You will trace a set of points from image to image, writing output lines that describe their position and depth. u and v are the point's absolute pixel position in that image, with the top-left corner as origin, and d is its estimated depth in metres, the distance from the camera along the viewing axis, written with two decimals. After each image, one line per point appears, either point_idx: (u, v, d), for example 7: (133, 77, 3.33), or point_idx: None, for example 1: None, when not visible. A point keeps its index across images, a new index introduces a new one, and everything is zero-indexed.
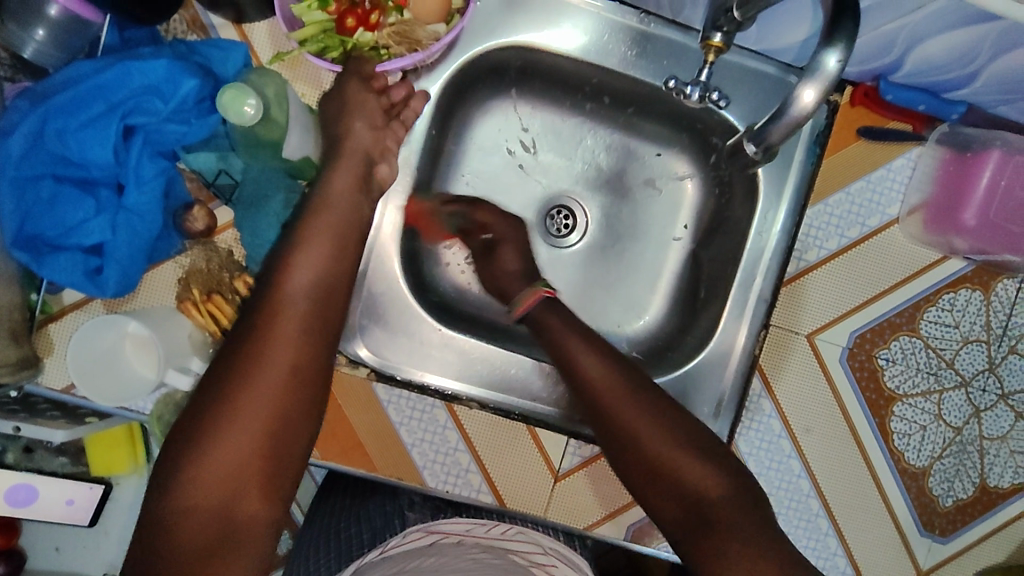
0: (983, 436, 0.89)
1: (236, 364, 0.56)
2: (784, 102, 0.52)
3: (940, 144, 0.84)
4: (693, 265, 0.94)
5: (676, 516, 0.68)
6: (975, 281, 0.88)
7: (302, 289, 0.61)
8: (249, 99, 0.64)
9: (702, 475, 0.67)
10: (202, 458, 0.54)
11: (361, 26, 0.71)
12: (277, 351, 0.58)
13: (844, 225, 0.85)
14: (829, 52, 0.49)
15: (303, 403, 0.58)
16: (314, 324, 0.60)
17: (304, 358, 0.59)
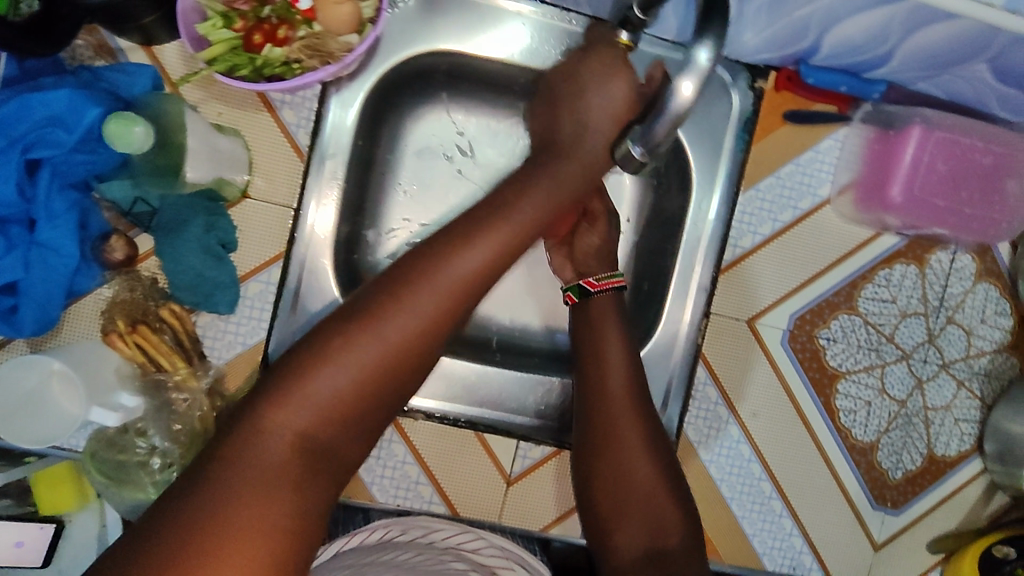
0: (927, 407, 0.91)
1: (357, 347, 0.51)
2: (664, 99, 0.52)
3: (865, 123, 0.85)
4: (639, 255, 0.90)
5: (623, 548, 0.68)
6: (909, 256, 0.89)
7: (475, 270, 0.56)
8: (139, 125, 0.60)
9: (660, 502, 0.68)
10: (270, 421, 0.48)
11: (269, 41, 0.68)
12: (395, 339, 0.52)
13: (775, 209, 0.87)
14: (700, 47, 0.50)
15: (388, 400, 0.53)
16: (453, 313, 0.55)
17: (420, 349, 0.53)
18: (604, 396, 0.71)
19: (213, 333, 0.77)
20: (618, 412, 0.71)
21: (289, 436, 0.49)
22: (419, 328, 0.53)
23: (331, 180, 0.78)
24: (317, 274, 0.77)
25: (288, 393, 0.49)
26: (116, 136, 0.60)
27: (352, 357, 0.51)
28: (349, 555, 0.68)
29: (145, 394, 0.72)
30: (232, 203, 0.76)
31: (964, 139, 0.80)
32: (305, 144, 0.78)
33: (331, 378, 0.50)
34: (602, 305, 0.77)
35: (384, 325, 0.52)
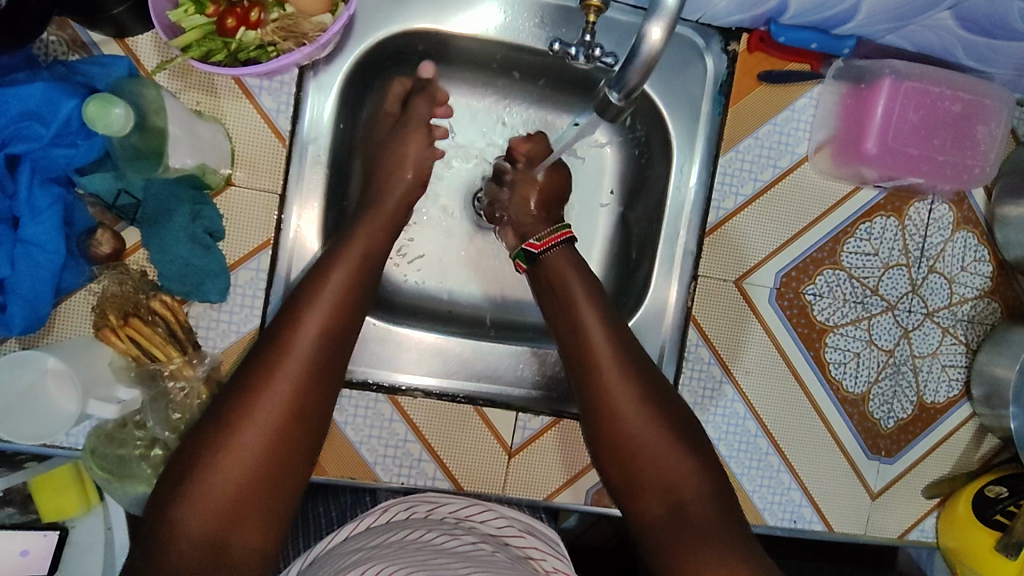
0: (914, 355, 0.93)
1: (227, 449, 0.61)
2: (632, 46, 0.50)
3: (838, 79, 0.86)
4: (623, 226, 0.94)
5: (645, 509, 0.69)
6: (888, 208, 0.91)
7: (317, 361, 0.66)
8: (118, 107, 0.60)
9: (668, 460, 0.69)
10: (196, 499, 0.59)
11: (242, 25, 0.68)
12: (260, 439, 0.62)
13: (756, 169, 0.88)
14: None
15: (274, 488, 0.63)
16: (307, 402, 0.65)
17: (286, 439, 0.64)
18: (594, 362, 0.73)
19: (206, 322, 0.76)
20: (608, 383, 0.72)
21: (210, 510, 0.60)
22: (277, 423, 0.63)
23: (314, 166, 0.79)
24: (308, 260, 0.79)
25: (201, 476, 0.60)
26: (96, 119, 0.59)
27: (228, 461, 0.61)
28: (363, 535, 0.69)
29: (141, 386, 0.73)
30: (218, 190, 0.76)
31: (933, 89, 0.82)
32: (286, 129, 0.78)
33: (211, 482, 0.60)
34: (558, 258, 0.80)
35: (247, 431, 0.62)
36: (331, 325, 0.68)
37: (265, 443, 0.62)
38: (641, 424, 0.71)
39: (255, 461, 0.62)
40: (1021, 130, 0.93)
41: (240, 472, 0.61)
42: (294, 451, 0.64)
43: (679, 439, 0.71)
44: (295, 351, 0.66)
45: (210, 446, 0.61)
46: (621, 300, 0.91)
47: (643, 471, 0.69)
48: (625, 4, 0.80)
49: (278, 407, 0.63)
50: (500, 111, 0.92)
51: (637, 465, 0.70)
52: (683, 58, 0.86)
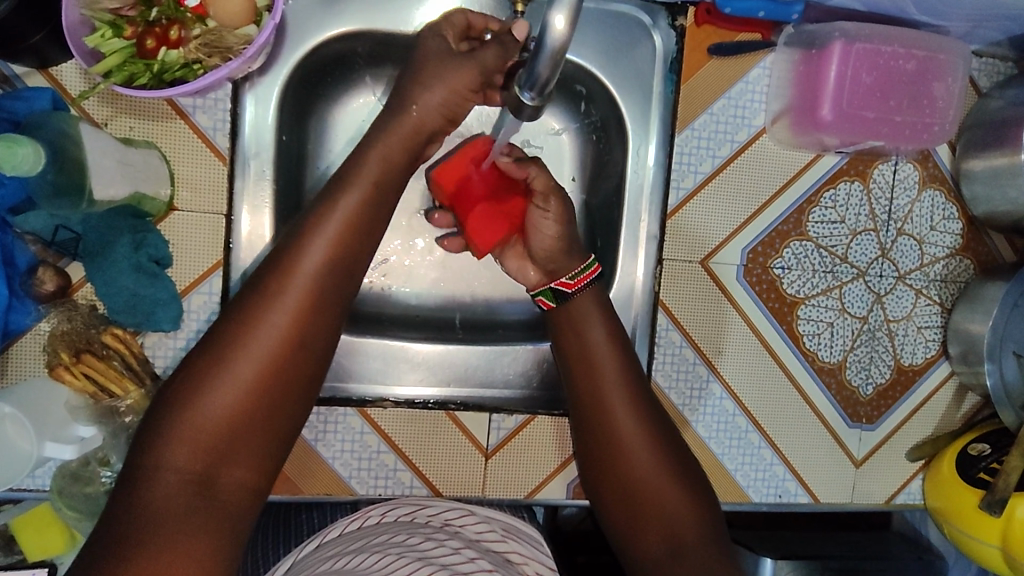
0: (889, 319, 0.92)
1: (222, 373, 0.52)
2: (540, 36, 0.47)
3: (790, 46, 0.84)
4: (585, 214, 0.91)
5: (643, 550, 0.64)
6: (852, 173, 0.89)
7: (327, 283, 0.56)
8: (25, 146, 0.58)
9: (669, 499, 0.64)
10: (185, 425, 0.51)
11: (163, 45, 0.66)
12: (256, 365, 0.53)
13: (713, 146, 0.86)
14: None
15: (271, 420, 0.54)
16: (310, 326, 0.55)
17: (287, 367, 0.54)
18: (593, 390, 0.69)
19: (162, 352, 0.75)
20: (618, 417, 0.67)
21: (198, 439, 0.51)
22: (275, 347, 0.54)
23: (259, 182, 0.76)
24: (262, 247, 0.77)
25: (193, 398, 0.51)
26: (4, 162, 0.58)
27: (220, 387, 0.52)
28: (344, 538, 0.68)
29: (99, 422, 0.70)
30: (161, 217, 0.74)
31: (885, 48, 0.80)
32: (225, 147, 0.76)
33: (201, 410, 0.51)
34: (581, 303, 0.73)
35: (244, 352, 0.53)
36: (342, 246, 0.57)
37: (263, 370, 0.53)
38: (649, 465, 0.65)
39: (250, 390, 0.52)
40: (982, 82, 0.91)
41: (232, 401, 0.52)
42: (298, 384, 0.55)
43: (684, 480, 0.66)
44: (302, 270, 0.55)
45: (203, 370, 0.53)
46: None
47: (644, 512, 0.64)
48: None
49: (278, 329, 0.54)
50: None
51: (640, 499, 0.65)
52: (631, 38, 0.83)
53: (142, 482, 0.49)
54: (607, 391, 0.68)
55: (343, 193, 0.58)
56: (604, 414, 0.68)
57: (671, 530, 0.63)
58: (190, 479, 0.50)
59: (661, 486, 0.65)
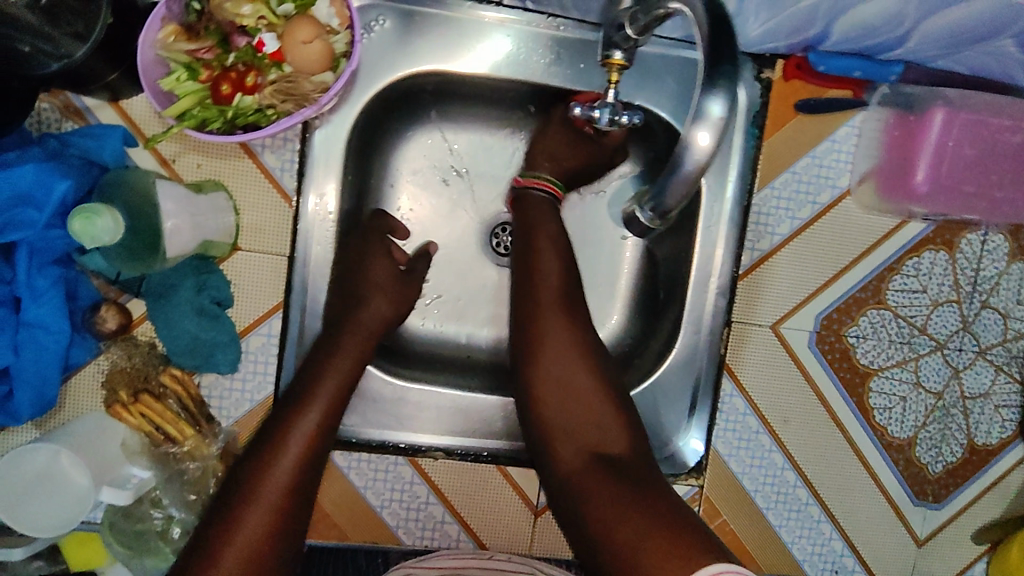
0: (965, 396, 0.87)
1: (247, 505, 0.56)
2: (677, 156, 0.47)
3: (882, 107, 0.79)
4: (649, 262, 0.90)
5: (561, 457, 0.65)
6: (939, 241, 0.84)
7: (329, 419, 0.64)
8: (103, 216, 0.56)
9: (600, 418, 0.66)
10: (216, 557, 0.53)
11: (238, 90, 0.64)
12: (279, 492, 0.58)
13: (794, 206, 0.82)
14: (711, 98, 0.45)
15: (290, 546, 0.57)
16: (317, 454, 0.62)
17: (302, 492, 0.59)
18: (535, 311, 0.70)
19: (219, 392, 0.74)
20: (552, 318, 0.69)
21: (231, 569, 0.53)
22: (294, 471, 0.59)
23: (325, 218, 0.74)
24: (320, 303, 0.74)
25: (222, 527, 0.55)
26: (84, 235, 0.56)
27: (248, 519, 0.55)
28: None
29: (156, 467, 0.71)
30: (223, 257, 0.73)
31: (992, 119, 0.75)
32: (291, 188, 0.74)
33: (231, 544, 0.54)
34: (535, 207, 0.76)
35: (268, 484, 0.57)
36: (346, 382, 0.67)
37: (284, 496, 0.58)
38: (580, 384, 0.67)
39: (274, 520, 0.56)
40: None
41: (258, 532, 0.55)
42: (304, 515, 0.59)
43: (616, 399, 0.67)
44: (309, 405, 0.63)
45: (228, 506, 0.56)
46: (646, 343, 0.88)
47: (578, 425, 0.66)
48: (662, 37, 0.78)
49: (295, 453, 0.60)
50: (516, 144, 0.87)
51: (558, 405, 0.66)
52: None
53: None
54: (542, 301, 0.70)
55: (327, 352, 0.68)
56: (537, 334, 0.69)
57: (600, 453, 0.64)
58: None
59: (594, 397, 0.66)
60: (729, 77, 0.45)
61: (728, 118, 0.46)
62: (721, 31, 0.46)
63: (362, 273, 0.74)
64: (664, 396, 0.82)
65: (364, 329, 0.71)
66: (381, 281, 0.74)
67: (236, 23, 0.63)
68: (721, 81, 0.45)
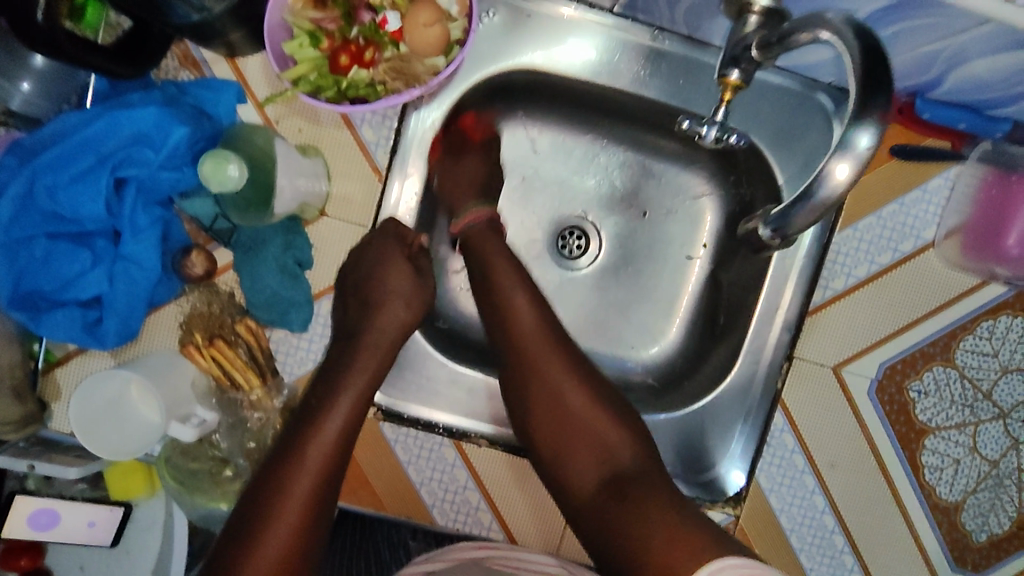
0: (1021, 469, 0.85)
1: (269, 517, 0.57)
2: (812, 181, 0.47)
3: (980, 163, 0.77)
4: (713, 285, 0.90)
5: (577, 481, 0.68)
6: (1017, 307, 0.82)
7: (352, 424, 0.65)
8: (232, 164, 0.60)
9: (605, 439, 0.69)
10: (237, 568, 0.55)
11: (355, 63, 0.67)
12: (297, 512, 0.58)
13: (874, 250, 0.81)
14: (863, 130, 0.44)
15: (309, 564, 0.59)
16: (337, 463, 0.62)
17: (320, 511, 0.60)
18: (516, 347, 0.73)
19: (287, 348, 0.76)
20: (537, 359, 0.72)
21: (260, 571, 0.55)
22: (313, 485, 0.60)
23: (408, 200, 0.77)
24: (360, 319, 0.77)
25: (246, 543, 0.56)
26: (212, 177, 0.60)
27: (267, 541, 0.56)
28: None
29: (221, 410, 0.74)
30: (309, 221, 0.75)
31: None
32: (382, 163, 0.76)
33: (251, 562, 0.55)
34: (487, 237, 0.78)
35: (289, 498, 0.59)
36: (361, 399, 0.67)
37: (301, 512, 0.59)
38: (581, 412, 0.70)
39: (294, 539, 0.57)
40: None
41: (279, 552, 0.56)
42: (322, 517, 0.60)
43: (614, 414, 0.70)
44: (320, 435, 0.63)
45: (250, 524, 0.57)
46: (699, 364, 0.88)
47: (578, 449, 0.69)
48: (773, 68, 0.78)
49: (322, 450, 0.62)
50: (596, 151, 0.90)
51: (568, 432, 0.70)
52: (807, 120, 0.80)
53: None
54: (523, 340, 0.73)
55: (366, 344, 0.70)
56: (534, 371, 0.72)
57: (614, 473, 0.67)
58: None
59: (589, 415, 0.70)
60: (883, 109, 0.45)
61: (873, 152, 0.45)
62: (879, 60, 0.44)
63: (390, 277, 0.73)
64: (712, 420, 0.83)
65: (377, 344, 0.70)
66: (402, 288, 0.73)
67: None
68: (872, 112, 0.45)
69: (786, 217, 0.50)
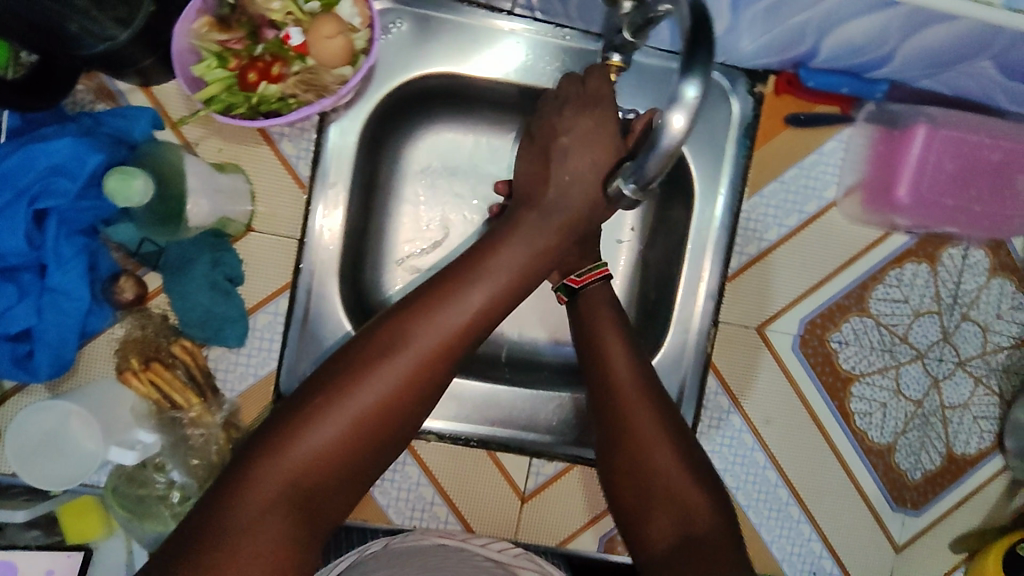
0: (944, 406, 0.90)
1: (340, 401, 0.54)
2: (653, 134, 0.52)
3: (868, 123, 0.84)
4: (642, 268, 0.91)
5: (651, 533, 0.62)
6: (920, 254, 0.88)
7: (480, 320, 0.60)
8: (138, 179, 0.62)
9: (692, 500, 0.62)
10: (289, 447, 0.52)
11: (263, 79, 0.69)
12: (366, 410, 0.54)
13: (781, 214, 0.86)
14: (687, 83, 0.49)
15: (343, 483, 0.54)
16: (431, 374, 0.58)
17: (398, 416, 0.56)
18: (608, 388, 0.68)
19: (225, 365, 0.78)
20: (624, 400, 0.67)
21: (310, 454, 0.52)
22: (404, 377, 0.56)
23: (332, 209, 0.78)
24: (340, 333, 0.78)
25: (315, 418, 0.53)
26: (117, 193, 0.61)
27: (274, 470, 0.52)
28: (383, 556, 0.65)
29: (161, 430, 0.73)
30: (237, 237, 0.77)
31: (972, 137, 0.77)
32: (306, 175, 0.79)
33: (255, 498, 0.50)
34: (593, 298, 0.75)
35: (365, 389, 0.55)
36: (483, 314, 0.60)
37: (375, 409, 0.55)
38: (659, 453, 0.64)
39: (354, 431, 0.54)
40: None
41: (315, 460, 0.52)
42: (398, 422, 0.56)
43: (701, 478, 0.64)
44: (434, 322, 0.58)
45: (314, 407, 0.54)
46: None
47: (656, 506, 0.63)
48: (652, 48, 0.82)
49: (425, 344, 0.57)
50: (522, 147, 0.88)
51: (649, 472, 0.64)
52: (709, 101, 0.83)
53: (247, 487, 0.51)
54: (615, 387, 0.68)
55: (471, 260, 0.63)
56: (620, 416, 0.67)
57: (689, 533, 0.60)
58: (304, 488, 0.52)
59: (673, 474, 0.63)
60: (703, 66, 0.49)
61: (700, 103, 0.50)
62: (701, 31, 0.49)
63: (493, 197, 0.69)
64: None
65: (509, 267, 0.63)
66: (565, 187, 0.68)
67: (268, 18, 0.69)
68: (696, 69, 0.49)
69: (640, 167, 0.54)
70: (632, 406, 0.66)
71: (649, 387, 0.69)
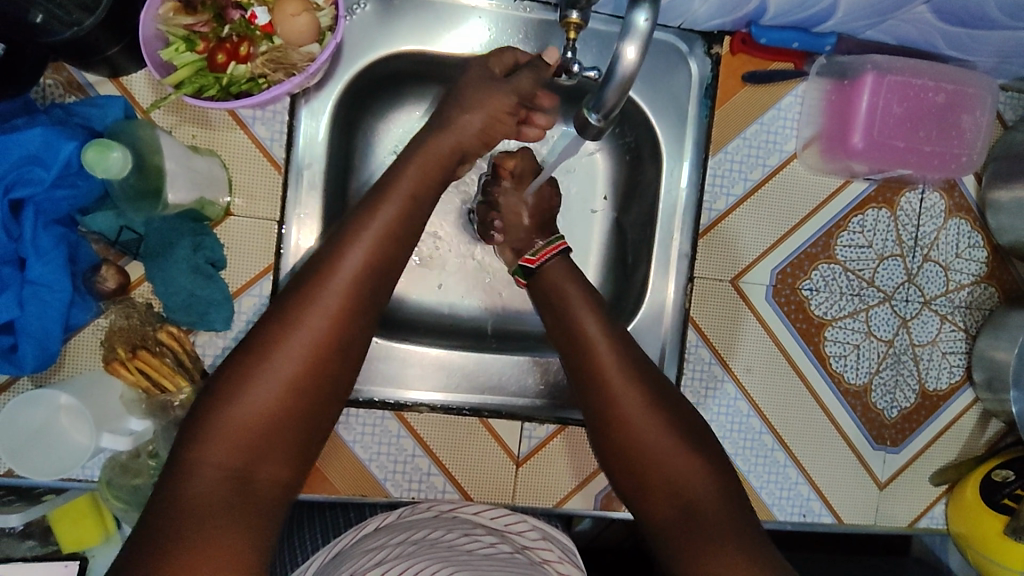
0: (914, 344, 0.93)
1: (261, 368, 0.55)
2: (609, 67, 0.53)
3: (821, 76, 0.88)
4: (618, 232, 0.94)
5: (652, 509, 0.63)
6: (880, 200, 0.92)
7: (377, 264, 0.61)
8: (115, 150, 0.63)
9: (686, 474, 0.63)
10: (220, 419, 0.54)
11: (232, 59, 0.70)
12: (291, 372, 0.56)
13: (745, 168, 0.89)
14: (637, 11, 0.51)
15: (288, 447, 0.55)
16: (347, 328, 0.58)
17: (325, 369, 0.57)
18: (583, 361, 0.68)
19: (212, 350, 0.78)
20: (608, 376, 0.66)
21: (241, 424, 0.54)
22: (324, 334, 0.57)
23: (311, 191, 0.80)
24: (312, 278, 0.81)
25: (237, 386, 0.55)
26: (95, 164, 0.62)
27: (209, 445, 0.53)
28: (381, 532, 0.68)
29: (152, 416, 0.74)
30: (218, 221, 0.78)
31: (915, 81, 0.83)
32: (280, 156, 0.80)
33: (200, 482, 0.52)
34: (552, 272, 0.77)
35: (284, 352, 0.56)
36: (377, 250, 0.61)
37: (300, 370, 0.56)
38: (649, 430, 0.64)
39: (284, 394, 0.55)
40: (1008, 116, 0.93)
41: (249, 428, 0.54)
42: (329, 377, 0.57)
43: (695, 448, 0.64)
44: (337, 273, 0.59)
45: (236, 375, 0.55)
46: (619, 304, 0.91)
47: (652, 480, 0.63)
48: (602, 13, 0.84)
49: (333, 297, 0.58)
50: None
51: (639, 450, 0.64)
52: (667, 65, 0.87)
53: (184, 472, 0.52)
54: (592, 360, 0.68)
55: (378, 201, 0.63)
56: (607, 395, 0.66)
57: (690, 508, 0.61)
58: (246, 455, 0.53)
59: (663, 448, 0.64)
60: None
61: (651, 30, 0.52)
62: None
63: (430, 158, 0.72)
64: None
65: (408, 211, 0.63)
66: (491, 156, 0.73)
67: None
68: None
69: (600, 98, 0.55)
70: (616, 391, 0.66)
71: (628, 358, 0.68)
